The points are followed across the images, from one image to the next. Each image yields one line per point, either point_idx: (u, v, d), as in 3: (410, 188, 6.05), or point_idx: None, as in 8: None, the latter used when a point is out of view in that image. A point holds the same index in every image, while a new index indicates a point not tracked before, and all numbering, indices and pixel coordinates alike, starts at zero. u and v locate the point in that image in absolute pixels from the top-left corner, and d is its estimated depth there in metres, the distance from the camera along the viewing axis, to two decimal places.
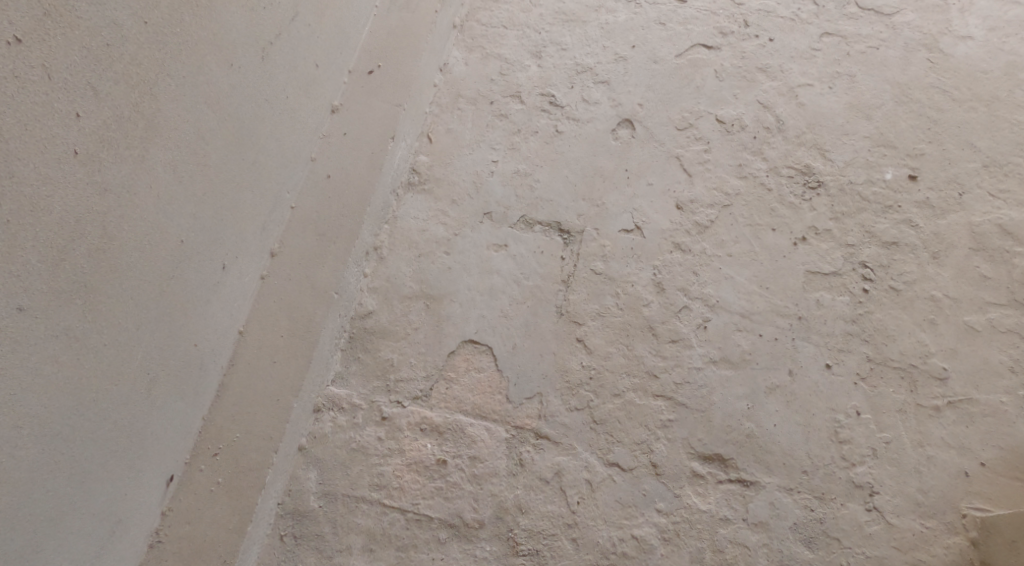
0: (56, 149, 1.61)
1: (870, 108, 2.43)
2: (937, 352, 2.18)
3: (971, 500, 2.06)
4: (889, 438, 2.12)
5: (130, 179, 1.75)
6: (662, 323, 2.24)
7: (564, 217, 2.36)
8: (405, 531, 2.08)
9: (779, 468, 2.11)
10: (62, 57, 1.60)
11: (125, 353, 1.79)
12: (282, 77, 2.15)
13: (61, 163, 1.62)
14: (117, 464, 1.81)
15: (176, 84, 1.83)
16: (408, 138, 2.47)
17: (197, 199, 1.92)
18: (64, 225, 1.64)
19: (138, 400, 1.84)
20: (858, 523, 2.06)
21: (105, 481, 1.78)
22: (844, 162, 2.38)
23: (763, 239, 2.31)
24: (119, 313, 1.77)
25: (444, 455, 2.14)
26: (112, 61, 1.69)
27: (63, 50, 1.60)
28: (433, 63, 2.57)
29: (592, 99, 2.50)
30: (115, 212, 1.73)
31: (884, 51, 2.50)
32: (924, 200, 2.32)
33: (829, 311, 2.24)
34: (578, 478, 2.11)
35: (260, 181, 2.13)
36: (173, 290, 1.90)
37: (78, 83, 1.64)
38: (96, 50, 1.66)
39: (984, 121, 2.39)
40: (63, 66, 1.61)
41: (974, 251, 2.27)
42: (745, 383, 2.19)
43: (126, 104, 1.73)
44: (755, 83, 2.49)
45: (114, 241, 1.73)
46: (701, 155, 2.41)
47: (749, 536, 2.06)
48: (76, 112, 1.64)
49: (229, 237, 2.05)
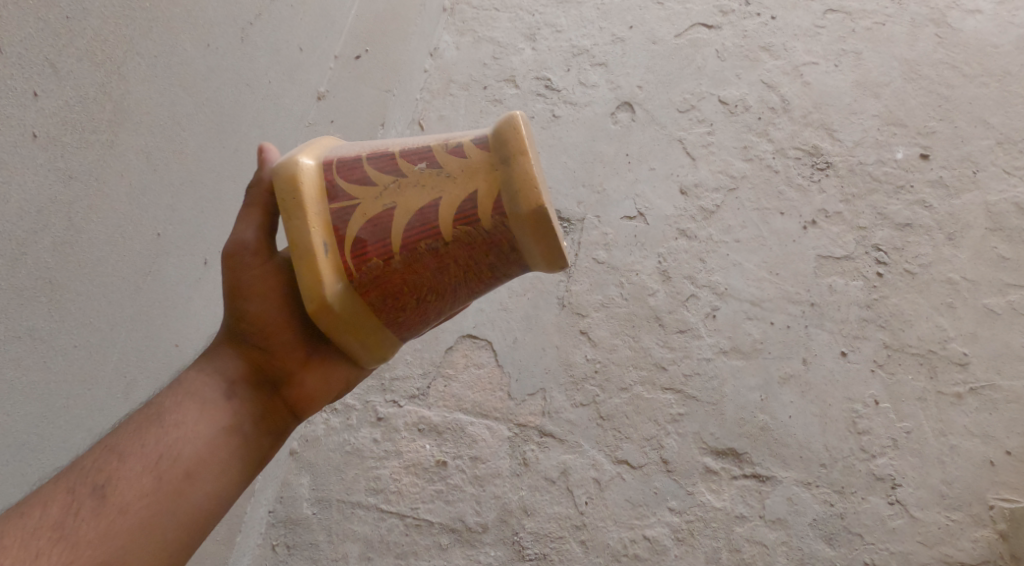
0: (12, 132, 1.50)
1: (879, 86, 2.34)
2: (956, 337, 2.10)
3: (998, 491, 1.97)
4: (909, 428, 2.03)
5: (96, 165, 1.64)
6: (669, 313, 2.14)
7: (564, 205, 2.26)
8: (404, 537, 1.97)
9: (796, 462, 2.01)
10: (16, 32, 1.49)
11: (98, 356, 1.69)
12: (263, 59, 2.01)
13: (16, 147, 1.51)
14: None
15: (146, 63, 1.72)
16: (398, 124, 2.41)
17: (174, 189, 1.82)
18: (24, 216, 1.53)
19: (116, 406, 1.75)
20: (881, 518, 1.97)
21: None
22: (853, 142, 2.29)
23: (772, 223, 2.22)
24: (91, 311, 1.66)
25: (444, 455, 2.03)
26: (72, 37, 1.58)
27: (17, 23, 1.48)
28: (422, 48, 2.48)
29: (589, 82, 2.40)
30: (82, 202, 1.62)
31: (891, 27, 2.41)
32: (938, 179, 2.24)
33: (841, 296, 2.14)
34: (585, 477, 2.01)
35: (243, 171, 2.01)
36: (150, 286, 1.80)
37: (35, 60, 1.52)
38: (54, 23, 1.55)
39: (996, 97, 2.31)
40: (18, 41, 1.49)
41: (991, 231, 2.19)
42: (758, 373, 2.09)
43: (92, 84, 1.62)
44: (758, 62, 2.39)
45: (82, 234, 1.63)
46: (704, 138, 2.32)
47: (767, 533, 1.97)
48: (34, 90, 1.53)
49: (210, 230, 1.94)
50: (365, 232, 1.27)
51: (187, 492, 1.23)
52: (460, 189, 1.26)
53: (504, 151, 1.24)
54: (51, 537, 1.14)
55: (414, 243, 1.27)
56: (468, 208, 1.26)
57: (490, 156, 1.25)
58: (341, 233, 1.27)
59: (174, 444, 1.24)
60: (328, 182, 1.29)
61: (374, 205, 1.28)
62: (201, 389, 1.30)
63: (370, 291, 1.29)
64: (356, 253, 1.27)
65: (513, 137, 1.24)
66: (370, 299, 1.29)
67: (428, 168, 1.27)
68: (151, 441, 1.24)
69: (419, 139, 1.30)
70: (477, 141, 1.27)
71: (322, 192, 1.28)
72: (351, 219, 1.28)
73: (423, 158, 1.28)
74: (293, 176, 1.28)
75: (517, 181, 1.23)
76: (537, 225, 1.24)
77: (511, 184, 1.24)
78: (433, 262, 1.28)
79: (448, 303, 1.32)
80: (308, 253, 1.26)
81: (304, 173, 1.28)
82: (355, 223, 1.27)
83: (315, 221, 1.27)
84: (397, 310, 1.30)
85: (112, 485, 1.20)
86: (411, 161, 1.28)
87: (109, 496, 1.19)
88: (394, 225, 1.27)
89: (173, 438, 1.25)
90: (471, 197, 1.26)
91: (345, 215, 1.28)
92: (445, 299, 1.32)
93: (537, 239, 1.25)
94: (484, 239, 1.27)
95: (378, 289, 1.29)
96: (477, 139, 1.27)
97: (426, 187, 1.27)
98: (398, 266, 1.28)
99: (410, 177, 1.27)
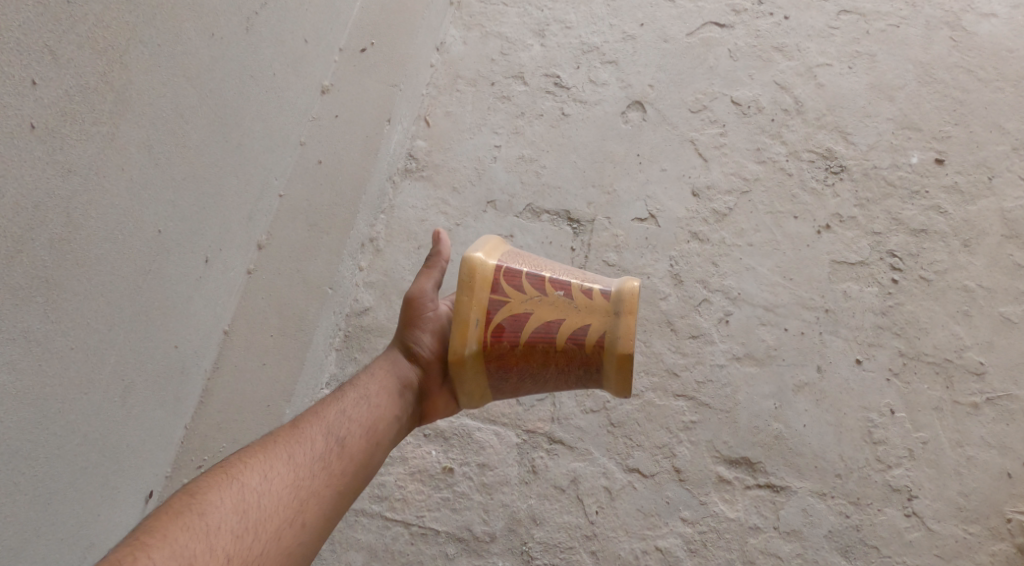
0: (9, 123, 1.45)
1: (893, 89, 2.30)
2: (973, 346, 2.06)
3: (1015, 504, 1.94)
4: (926, 438, 1.99)
5: (97, 158, 1.60)
6: (681, 317, 2.09)
7: (573, 205, 2.21)
8: (409, 546, 1.92)
9: (811, 472, 1.97)
10: (14, 15, 1.44)
11: (94, 358, 1.65)
12: (268, 50, 1.98)
13: (14, 137, 1.46)
14: (88, 483, 1.67)
15: (149, 52, 1.67)
16: (404, 120, 2.33)
17: (176, 185, 1.78)
18: (19, 211, 1.49)
19: (112, 410, 1.71)
20: (898, 530, 1.93)
21: (73, 498, 1.64)
22: (867, 146, 2.25)
23: (785, 227, 2.17)
24: (88, 311, 1.63)
25: (450, 462, 1.98)
26: (73, 23, 1.53)
27: (14, 5, 1.43)
28: (429, 41, 2.41)
29: (599, 80, 2.35)
30: (82, 197, 1.58)
31: (905, 29, 2.37)
32: (953, 184, 2.20)
33: (857, 303, 2.10)
34: (596, 486, 1.96)
35: (245, 167, 1.97)
36: (150, 286, 1.76)
37: (33, 46, 1.48)
38: (53, 7, 1.50)
39: (1012, 102, 2.28)
40: (15, 25, 1.44)
41: (1007, 239, 2.15)
42: (772, 380, 2.04)
43: (92, 73, 1.57)
44: (772, 63, 2.34)
45: (81, 230, 1.59)
46: (717, 139, 2.27)
47: (782, 545, 1.92)
48: (33, 79, 1.48)
49: (211, 228, 1.90)
50: (506, 323, 1.54)
51: (380, 456, 1.54)
52: (580, 318, 1.56)
53: (621, 305, 1.54)
54: (320, 471, 1.44)
55: (533, 343, 1.55)
56: (579, 333, 1.55)
57: (610, 305, 1.56)
58: (490, 315, 1.54)
59: (377, 418, 1.54)
60: (495, 277, 1.55)
61: (518, 306, 1.55)
62: (386, 382, 1.59)
63: (492, 361, 1.56)
64: (492, 333, 1.54)
65: (629, 301, 1.55)
66: (487, 369, 1.57)
67: (563, 294, 1.56)
68: (365, 411, 1.54)
69: (562, 272, 1.60)
70: (604, 291, 1.57)
71: (488, 282, 1.54)
72: (500, 309, 1.54)
73: (562, 288, 1.57)
74: (474, 265, 1.54)
75: (623, 330, 1.53)
76: (621, 366, 1.54)
77: (618, 331, 1.54)
78: (540, 359, 1.56)
79: (532, 389, 1.61)
80: (464, 321, 1.53)
81: (481, 263, 1.55)
82: (501, 313, 1.54)
83: (477, 302, 1.53)
84: (499, 380, 1.58)
85: (347, 438, 1.49)
86: (554, 286, 1.57)
87: (347, 444, 1.49)
88: (526, 325, 1.55)
89: (378, 413, 1.55)
90: (586, 327, 1.55)
91: (496, 306, 1.54)
92: (532, 385, 1.60)
93: (616, 369, 1.55)
94: (579, 358, 1.57)
95: (496, 362, 1.56)
96: (605, 290, 1.57)
97: (558, 308, 1.56)
98: (515, 353, 1.55)
99: (549, 297, 1.56)
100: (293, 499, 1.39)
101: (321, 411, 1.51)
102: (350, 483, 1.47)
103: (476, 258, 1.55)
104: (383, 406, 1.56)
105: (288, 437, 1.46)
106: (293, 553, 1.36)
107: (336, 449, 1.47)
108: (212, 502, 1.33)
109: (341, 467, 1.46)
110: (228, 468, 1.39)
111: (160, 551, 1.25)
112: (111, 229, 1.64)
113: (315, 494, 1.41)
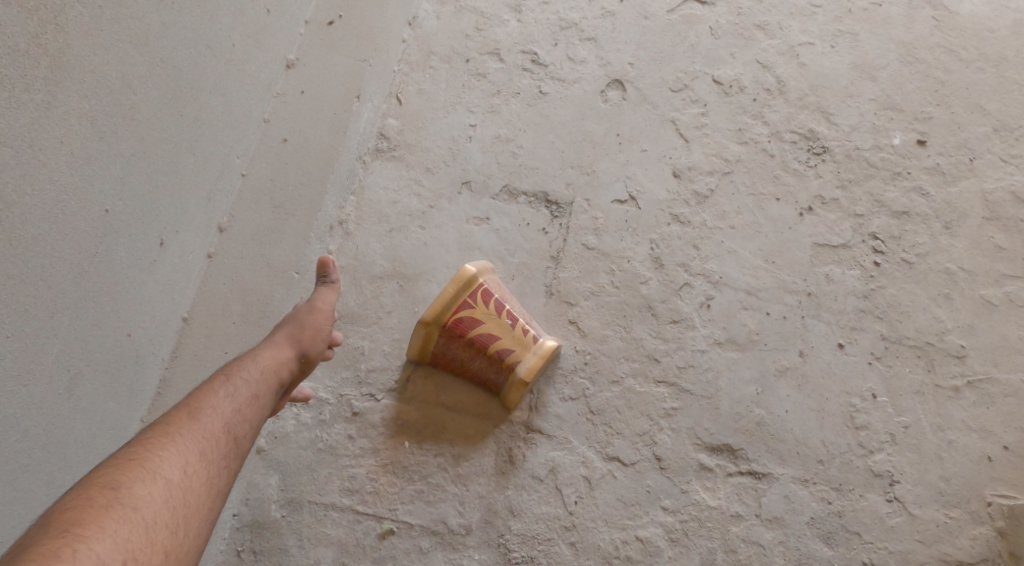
0: None
1: (876, 69, 2.27)
2: (954, 329, 2.04)
3: (996, 487, 1.92)
4: (908, 423, 1.97)
5: (32, 129, 1.51)
6: (662, 302, 2.05)
7: (551, 187, 2.15)
8: (381, 541, 1.87)
9: (793, 459, 1.94)
10: None
11: (35, 348, 1.57)
12: (224, 20, 1.90)
13: None
14: (32, 482, 1.58)
15: (90, 15, 1.59)
16: (376, 99, 2.23)
17: (123, 160, 1.69)
18: None
19: (57, 402, 1.63)
20: (879, 517, 1.91)
21: (15, 500, 1.55)
22: (850, 127, 2.21)
23: (768, 210, 2.13)
24: (27, 297, 1.54)
25: (424, 453, 1.93)
26: None
27: None
28: (401, 15, 2.33)
29: (578, 57, 2.29)
30: (15, 171, 1.49)
31: (887, 8, 2.33)
32: (935, 166, 2.17)
33: (839, 287, 2.07)
34: (575, 476, 1.91)
35: (201, 144, 1.89)
36: (97, 269, 1.67)
37: None
38: None
39: (993, 82, 2.24)
40: None
41: (988, 220, 2.12)
42: (753, 365, 2.00)
43: (24, 35, 1.48)
44: (753, 42, 2.29)
45: (14, 208, 1.50)
46: (698, 119, 2.22)
47: (763, 533, 1.89)
48: None
49: (165, 209, 1.82)
50: (465, 319, 1.91)
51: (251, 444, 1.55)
52: (512, 342, 1.93)
53: (542, 347, 1.93)
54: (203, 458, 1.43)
55: (473, 343, 1.92)
56: (503, 352, 1.92)
57: (535, 345, 1.94)
58: (459, 307, 1.92)
59: (256, 409, 1.57)
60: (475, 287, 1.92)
61: (479, 313, 1.92)
62: (264, 377, 1.63)
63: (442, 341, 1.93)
64: (453, 320, 1.92)
65: (547, 348, 1.93)
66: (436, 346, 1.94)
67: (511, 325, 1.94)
68: (241, 401, 1.55)
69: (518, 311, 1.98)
70: (536, 335, 1.96)
71: (471, 285, 1.91)
72: (467, 308, 1.92)
73: (513, 318, 1.94)
74: (468, 270, 1.91)
75: (535, 361, 1.91)
76: (518, 383, 1.91)
77: (529, 361, 1.91)
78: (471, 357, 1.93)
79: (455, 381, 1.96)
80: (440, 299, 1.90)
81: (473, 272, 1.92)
82: (466, 311, 1.92)
83: (457, 291, 1.91)
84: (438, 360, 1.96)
85: (228, 428, 1.50)
86: (509, 314, 1.94)
87: (227, 433, 1.50)
88: (477, 328, 1.91)
89: (256, 404, 1.58)
90: (511, 350, 1.92)
91: (466, 304, 1.92)
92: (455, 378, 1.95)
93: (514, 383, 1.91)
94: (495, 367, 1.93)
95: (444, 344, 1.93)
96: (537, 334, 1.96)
97: (502, 329, 1.92)
98: (459, 342, 1.92)
99: (501, 319, 1.93)
100: (182, 483, 1.38)
101: (207, 396, 1.52)
102: (230, 467, 1.47)
103: (472, 268, 1.91)
104: (261, 399, 1.59)
105: (179, 423, 1.46)
106: (186, 535, 1.35)
107: (218, 437, 1.48)
108: (123, 486, 1.32)
109: (222, 453, 1.47)
110: (116, 465, 1.36)
111: (76, 547, 1.22)
112: (50, 206, 1.56)
113: (201, 476, 1.41)
